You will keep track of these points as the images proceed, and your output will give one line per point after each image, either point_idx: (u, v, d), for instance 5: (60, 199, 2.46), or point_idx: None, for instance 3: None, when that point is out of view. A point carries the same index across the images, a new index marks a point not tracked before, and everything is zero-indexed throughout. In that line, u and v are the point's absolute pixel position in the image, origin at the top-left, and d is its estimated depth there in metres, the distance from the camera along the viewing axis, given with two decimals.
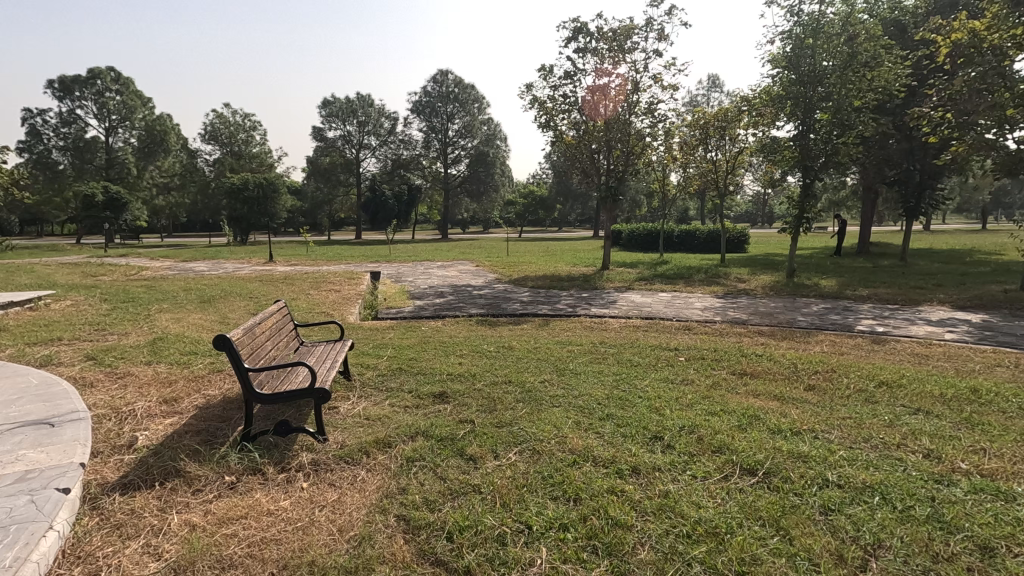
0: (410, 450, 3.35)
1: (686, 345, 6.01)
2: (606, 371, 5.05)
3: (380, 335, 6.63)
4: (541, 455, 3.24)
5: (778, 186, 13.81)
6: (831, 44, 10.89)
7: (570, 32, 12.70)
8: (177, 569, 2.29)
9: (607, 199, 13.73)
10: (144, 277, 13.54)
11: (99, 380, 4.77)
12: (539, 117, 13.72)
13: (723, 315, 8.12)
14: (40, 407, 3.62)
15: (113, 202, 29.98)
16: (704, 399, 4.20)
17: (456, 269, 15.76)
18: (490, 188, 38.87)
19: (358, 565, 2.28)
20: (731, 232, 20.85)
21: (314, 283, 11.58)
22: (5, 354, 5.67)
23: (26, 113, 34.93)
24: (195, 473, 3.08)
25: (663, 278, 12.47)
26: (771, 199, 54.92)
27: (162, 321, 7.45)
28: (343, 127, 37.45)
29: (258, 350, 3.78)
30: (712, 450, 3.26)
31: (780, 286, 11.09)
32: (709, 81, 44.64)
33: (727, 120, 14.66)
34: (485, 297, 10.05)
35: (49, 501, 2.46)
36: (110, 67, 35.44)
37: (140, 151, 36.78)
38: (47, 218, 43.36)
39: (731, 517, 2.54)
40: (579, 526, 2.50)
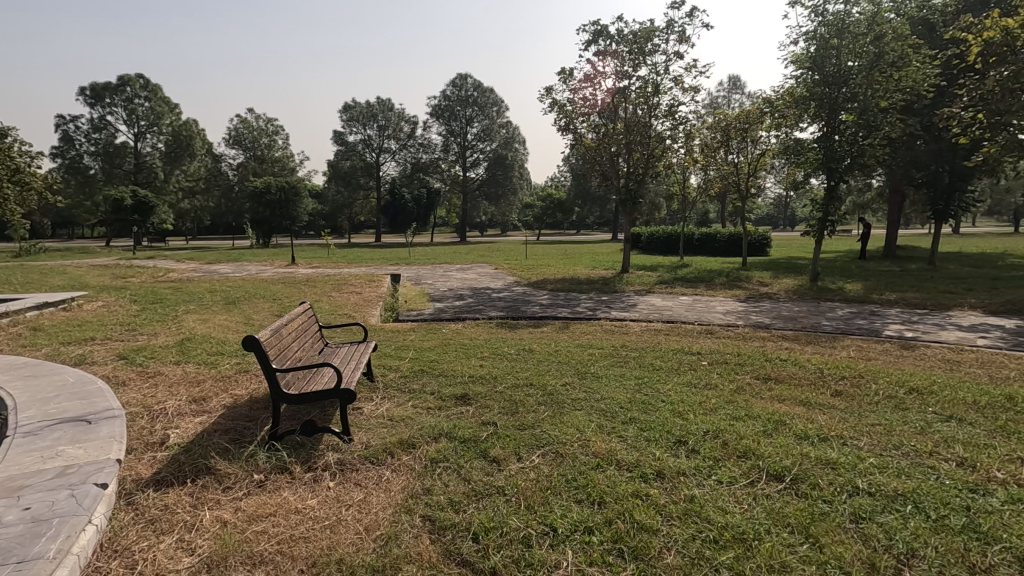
0: (433, 451, 3.37)
1: (709, 350, 5.94)
2: (628, 374, 5.02)
3: (402, 337, 6.71)
4: (564, 458, 3.24)
5: (801, 189, 13.58)
6: (856, 45, 10.74)
7: (590, 35, 12.69)
8: (210, 565, 2.34)
9: (627, 203, 13.66)
10: (171, 278, 13.89)
11: (131, 379, 4.91)
12: (558, 121, 13.75)
13: (745, 319, 8.02)
14: (77, 405, 3.73)
15: (141, 206, 30.76)
16: (729, 404, 4.15)
17: (475, 271, 15.86)
18: (508, 191, 38.90)
19: (386, 564, 2.30)
20: (753, 235, 20.60)
21: (336, 285, 11.72)
22: (42, 352, 5.87)
23: (60, 120, 36.10)
24: (226, 471, 3.15)
25: (683, 281, 12.39)
26: (794, 202, 54.11)
27: (189, 323, 7.60)
28: (363, 131, 37.97)
29: (285, 351, 3.84)
30: (737, 455, 3.23)
31: (804, 290, 10.93)
32: (728, 83, 44.31)
33: (749, 122, 14.47)
34: (505, 300, 10.10)
35: (87, 495, 2.53)
36: (139, 74, 36.46)
37: (167, 156, 37.68)
38: (77, 220, 44.64)
39: (759, 523, 2.51)
40: (604, 529, 2.50)
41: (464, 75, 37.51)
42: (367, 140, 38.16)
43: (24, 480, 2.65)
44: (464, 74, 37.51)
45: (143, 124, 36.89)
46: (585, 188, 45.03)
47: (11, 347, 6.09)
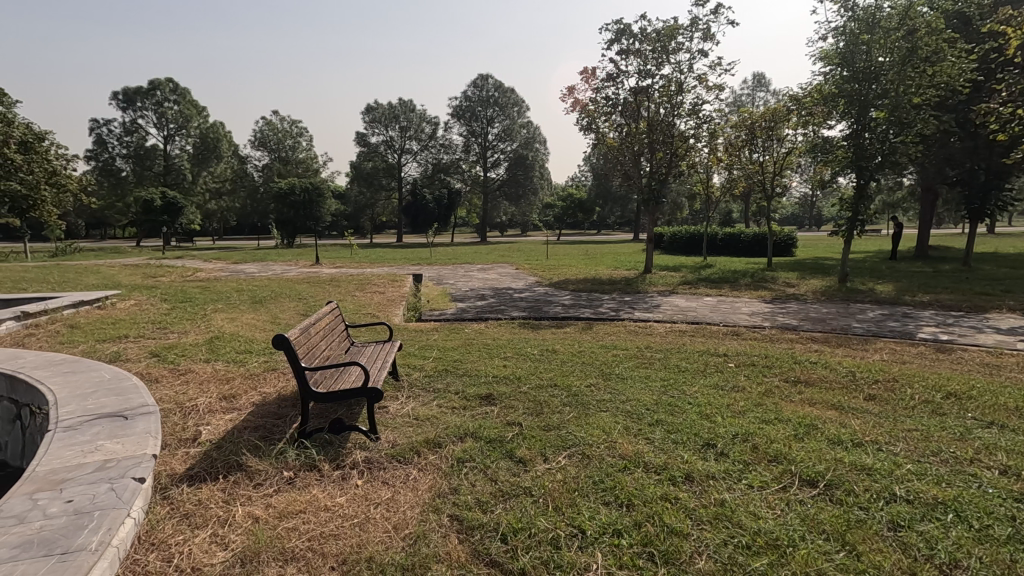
0: (460, 451, 3.38)
1: (735, 351, 5.86)
2: (653, 376, 4.96)
3: (425, 337, 6.75)
4: (591, 460, 3.22)
5: (830, 188, 13.32)
6: (888, 40, 10.45)
7: (612, 34, 12.60)
8: (244, 560, 2.38)
9: (650, 202, 13.54)
10: (200, 278, 14.23)
11: (164, 376, 5.04)
12: (581, 121, 13.72)
13: (771, 320, 7.88)
14: (113, 401, 3.83)
15: (170, 207, 31.57)
16: (757, 406, 4.09)
17: (496, 272, 15.91)
18: (529, 191, 38.84)
19: (415, 563, 2.32)
20: (779, 235, 20.24)
21: (360, 285, 11.83)
22: (79, 349, 6.06)
23: (94, 124, 37.24)
24: (256, 468, 3.21)
25: (708, 282, 12.26)
26: (821, 201, 53.02)
27: (218, 321, 7.76)
28: (385, 132, 38.39)
29: (312, 349, 3.89)
30: (768, 459, 3.17)
31: (832, 291, 10.69)
32: (752, 81, 43.77)
33: (775, 120, 14.18)
34: (527, 300, 10.09)
35: (126, 488, 2.60)
36: (169, 78, 37.39)
37: (195, 158, 38.53)
38: (109, 221, 45.98)
39: (793, 529, 2.46)
40: (634, 532, 2.47)
41: (484, 75, 37.54)
42: (389, 141, 38.60)
43: (67, 473, 2.74)
44: (485, 74, 37.53)
45: (172, 127, 37.81)
46: (606, 187, 44.72)
47: (50, 344, 6.30)
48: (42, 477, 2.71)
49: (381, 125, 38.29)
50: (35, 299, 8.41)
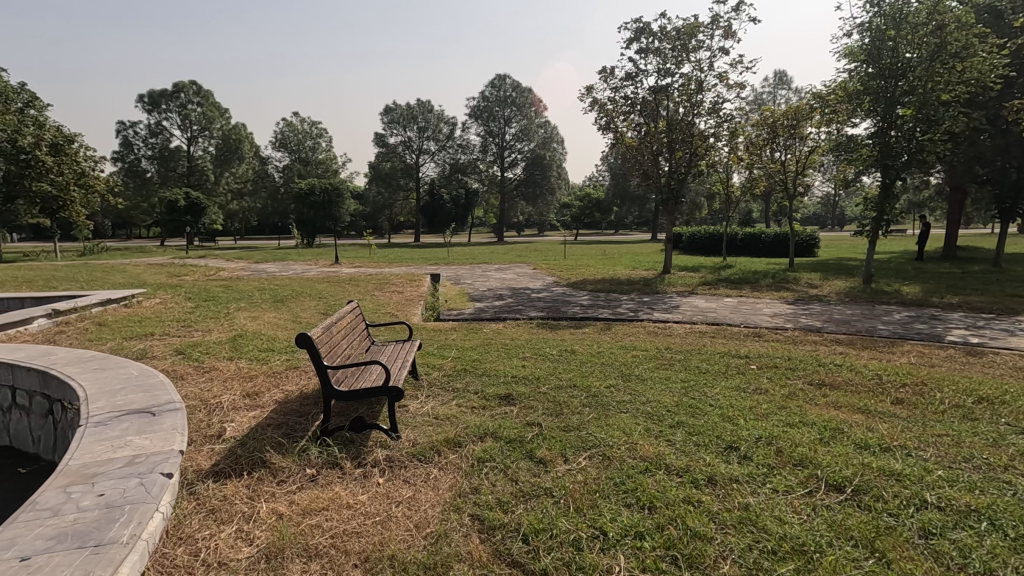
0: (480, 451, 3.38)
1: (758, 352, 5.79)
2: (673, 377, 4.92)
3: (444, 336, 6.79)
4: (612, 461, 3.20)
5: (854, 188, 13.06)
6: (916, 35, 10.20)
7: (631, 33, 12.52)
8: (269, 555, 2.41)
9: (668, 202, 13.43)
10: (222, 277, 14.48)
11: (189, 373, 5.14)
12: (599, 120, 13.66)
13: (794, 322, 7.75)
14: (141, 397, 3.91)
15: (193, 207, 32.20)
16: (781, 409, 4.02)
17: (514, 271, 15.93)
18: (546, 191, 38.72)
19: (437, 562, 2.33)
20: (801, 235, 19.95)
21: (378, 284, 11.91)
22: (108, 346, 6.22)
23: (121, 125, 38.11)
24: (279, 465, 3.25)
25: (728, 283, 12.12)
26: (843, 200, 52.13)
27: (241, 320, 7.89)
28: (404, 133, 38.73)
29: (334, 348, 3.94)
30: (793, 463, 3.12)
31: (856, 292, 10.51)
32: (773, 79, 43.17)
33: (798, 118, 13.92)
34: (545, 300, 10.09)
35: (155, 483, 2.65)
36: (192, 81, 38.07)
37: (217, 159, 39.22)
38: (134, 221, 47.04)
39: (820, 535, 2.42)
40: (656, 535, 2.45)
41: (502, 75, 37.48)
42: (408, 142, 38.89)
43: (98, 467, 2.80)
44: (503, 74, 37.47)
45: (195, 128, 38.51)
46: (624, 186, 44.42)
47: (80, 341, 6.46)
48: (75, 470, 2.78)
49: (400, 125, 38.59)
50: (64, 296, 8.65)
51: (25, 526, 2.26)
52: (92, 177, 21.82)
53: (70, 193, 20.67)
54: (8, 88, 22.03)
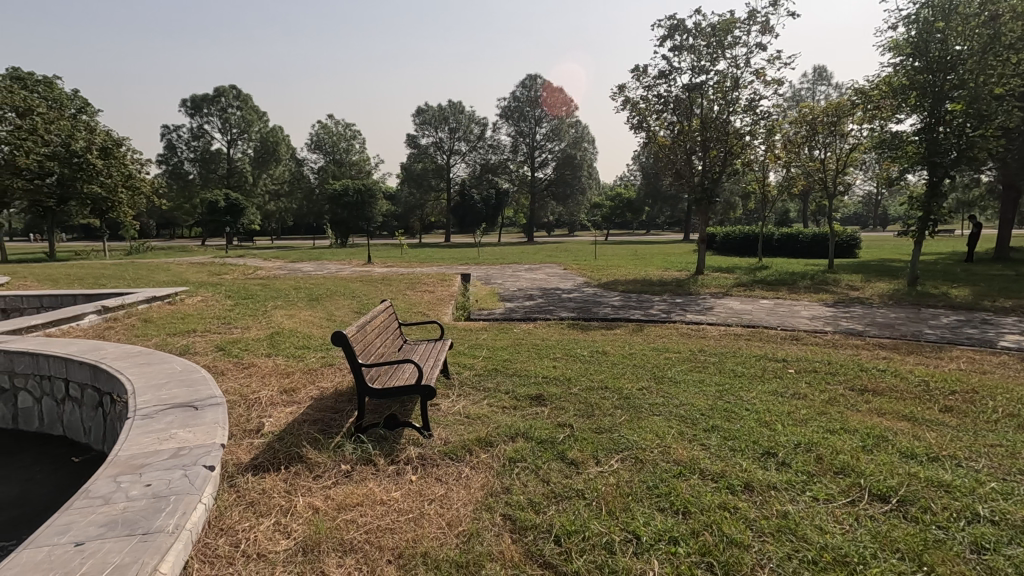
0: (512, 450, 3.39)
1: (796, 356, 5.63)
2: (707, 380, 4.82)
3: (475, 336, 6.82)
4: (644, 464, 3.16)
5: (898, 186, 12.57)
6: (967, 27, 9.79)
7: (665, 31, 12.35)
8: (306, 548, 2.47)
9: (702, 202, 13.16)
10: (259, 276, 14.89)
11: (229, 369, 5.31)
12: (631, 119, 13.53)
13: (834, 325, 7.51)
14: (185, 391, 4.05)
15: (233, 207, 33.23)
16: (821, 415, 3.90)
17: (544, 272, 15.92)
18: (577, 191, 38.51)
19: (470, 560, 2.34)
20: (841, 236, 19.34)
21: (409, 284, 12.06)
22: (153, 342, 6.46)
23: (166, 130, 39.61)
24: (316, 460, 3.32)
25: (763, 284, 11.83)
26: (886, 199, 50.29)
27: (278, 317, 8.10)
28: (436, 135, 39.15)
29: (368, 346, 4.01)
30: (834, 471, 3.02)
31: (900, 295, 10.13)
32: (813, 74, 41.95)
33: (839, 115, 13.47)
34: (575, 301, 10.05)
35: (198, 475, 2.74)
36: (232, 85, 39.21)
37: (255, 161, 40.33)
38: (177, 222, 48.79)
39: (863, 546, 2.34)
40: (691, 541, 2.41)
41: (534, 75, 37.40)
42: (439, 143, 39.27)
43: (144, 459, 2.91)
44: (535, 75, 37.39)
45: (235, 131, 39.67)
46: (656, 186, 43.85)
47: (127, 336, 6.74)
48: (124, 461, 2.90)
49: (432, 126, 39.02)
50: (113, 293, 9.03)
51: (79, 513, 2.37)
52: (138, 179, 22.94)
53: (119, 194, 21.69)
54: (63, 95, 23.29)
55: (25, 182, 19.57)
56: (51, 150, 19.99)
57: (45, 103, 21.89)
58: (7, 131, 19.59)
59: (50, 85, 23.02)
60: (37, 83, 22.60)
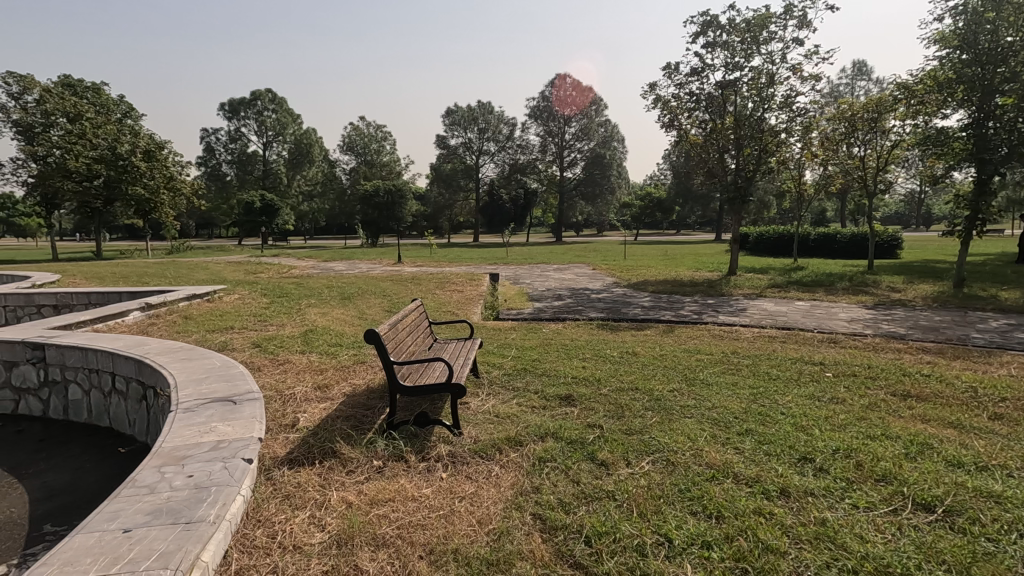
0: (541, 450, 3.39)
1: (833, 360, 5.47)
2: (741, 384, 4.72)
3: (504, 335, 6.83)
4: (676, 467, 3.12)
5: (943, 184, 12.09)
6: (1019, 17, 9.39)
7: (698, 27, 12.15)
8: (340, 541, 2.52)
9: (735, 201, 12.85)
10: (294, 275, 15.23)
11: (266, 365, 5.45)
12: (662, 117, 13.36)
13: (874, 328, 7.26)
14: (224, 386, 4.18)
15: (268, 208, 34.10)
16: (861, 421, 3.78)
17: (573, 271, 15.85)
18: (606, 191, 38.21)
19: (500, 558, 2.35)
20: (881, 236, 18.71)
21: (438, 283, 12.15)
22: (193, 338, 6.68)
23: (206, 133, 40.89)
24: (349, 455, 3.38)
25: (799, 285, 11.51)
26: (929, 197, 48.40)
27: (311, 315, 8.28)
28: (465, 135, 39.41)
29: (400, 344, 4.06)
30: (875, 478, 2.92)
31: (945, 297, 9.73)
32: (852, 69, 40.64)
33: (880, 111, 13.02)
34: (605, 301, 9.96)
35: (237, 468, 2.82)
36: (268, 89, 40.21)
37: (290, 163, 41.29)
38: (215, 222, 50.33)
39: (907, 557, 2.26)
40: (725, 546, 2.37)
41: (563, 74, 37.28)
42: (468, 143, 39.52)
43: (187, 450, 3.02)
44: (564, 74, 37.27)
45: (271, 134, 40.67)
46: (687, 185, 43.14)
47: (169, 333, 6.99)
48: (168, 452, 3.00)
49: (461, 127, 39.30)
50: (156, 291, 9.34)
51: (126, 501, 2.46)
52: (179, 181, 23.62)
53: (161, 195, 22.53)
54: (109, 101, 24.29)
55: (75, 184, 20.41)
56: (98, 154, 20.81)
57: (94, 108, 22.92)
58: (60, 135, 20.80)
59: (97, 91, 24.05)
60: (86, 89, 23.62)
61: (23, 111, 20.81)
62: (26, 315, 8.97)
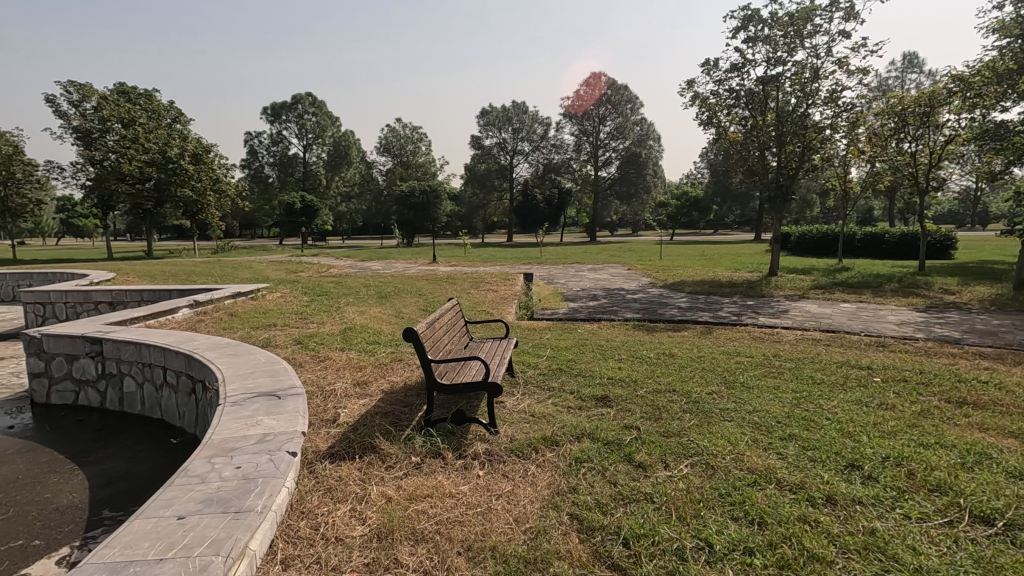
0: (578, 450, 3.38)
1: (882, 364, 5.27)
2: (783, 387, 4.59)
3: (538, 335, 6.84)
4: (715, 471, 3.06)
5: (1002, 180, 11.48)
6: None
7: (739, 21, 11.87)
8: (380, 535, 2.57)
9: (776, 200, 12.35)
10: (333, 273, 15.60)
11: (307, 361, 5.61)
12: (700, 115, 13.11)
13: (926, 331, 6.95)
14: (268, 381, 4.33)
15: (308, 208, 35.00)
16: (913, 428, 3.62)
17: (608, 272, 15.71)
18: (641, 190, 37.71)
19: (537, 556, 2.35)
20: (933, 236, 17.91)
21: (473, 283, 12.24)
22: (239, 334, 6.93)
23: (249, 136, 42.19)
24: (388, 451, 3.44)
25: (844, 287, 11.11)
26: (985, 195, 45.95)
27: (350, 313, 8.47)
28: (499, 135, 39.58)
29: (437, 343, 4.12)
30: (928, 488, 2.81)
31: (1004, 300, 9.25)
32: (902, 62, 38.91)
33: (933, 104, 12.44)
34: (641, 302, 9.84)
35: (282, 460, 2.91)
36: (309, 93, 41.24)
37: (329, 165, 42.27)
38: (258, 222, 51.96)
39: (964, 571, 2.16)
40: (768, 552, 2.32)
41: (597, 73, 37.06)
42: (502, 143, 39.70)
43: (234, 442, 3.14)
44: (598, 73, 37.04)
45: (311, 136, 41.68)
46: (725, 184, 42.21)
47: (216, 329, 7.26)
48: (217, 444, 3.13)
49: (496, 127, 39.50)
50: (204, 289, 9.70)
51: (179, 489, 2.58)
52: (224, 183, 24.49)
53: (207, 197, 23.42)
54: (161, 107, 25.40)
55: (129, 187, 21.42)
56: (150, 157, 21.74)
57: (146, 114, 23.97)
58: (116, 140, 21.84)
59: (149, 97, 25.10)
60: (140, 96, 24.77)
61: (81, 118, 22.00)
62: (85, 311, 9.46)
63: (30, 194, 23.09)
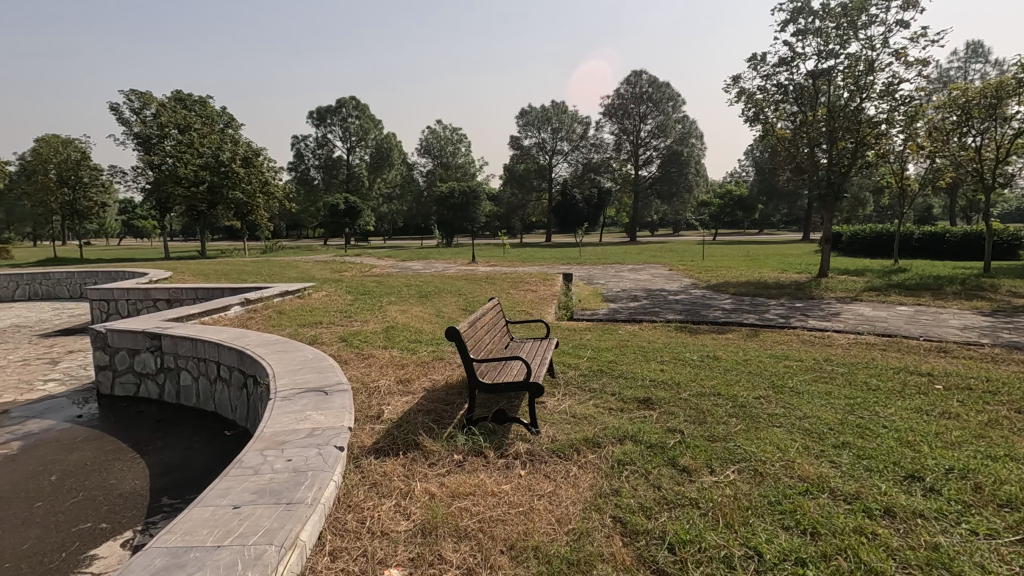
0: (620, 452, 3.35)
1: (943, 371, 4.99)
2: (835, 393, 4.41)
3: (579, 335, 6.80)
4: (764, 478, 2.97)
5: None
6: None
7: (788, 14, 11.49)
8: (423, 531, 2.61)
9: (827, 197, 11.92)
10: (374, 273, 15.95)
11: (352, 358, 5.74)
12: (746, 111, 12.75)
13: (992, 337, 6.53)
14: (316, 377, 4.46)
15: (351, 209, 35.88)
16: (980, 439, 3.42)
17: (649, 272, 15.47)
18: (683, 189, 36.92)
19: (580, 558, 2.34)
20: (999, 236, 16.88)
21: (512, 283, 12.27)
22: (286, 331, 7.17)
23: (296, 140, 43.56)
24: (431, 448, 3.49)
25: (901, 289, 10.57)
26: None
27: (392, 312, 8.63)
28: (538, 135, 39.56)
29: (478, 343, 4.15)
30: (997, 503, 2.64)
31: None
32: (965, 52, 36.78)
33: (999, 96, 11.74)
34: (684, 303, 9.64)
35: (330, 455, 2.99)
36: (353, 97, 42.23)
37: (371, 167, 43.18)
38: (303, 223, 53.53)
39: None
40: (821, 563, 2.23)
41: (637, 71, 36.59)
42: (542, 143, 39.65)
43: (285, 436, 3.24)
44: (638, 71, 36.56)
45: (354, 139, 42.65)
46: (771, 183, 40.86)
47: (265, 326, 7.53)
48: (269, 437, 3.24)
49: (535, 127, 39.50)
50: (254, 287, 10.07)
51: (234, 480, 2.68)
52: (272, 185, 25.34)
53: (256, 199, 24.30)
54: (214, 113, 26.55)
55: (184, 189, 22.46)
56: (204, 161, 22.74)
57: (201, 120, 25.11)
58: (173, 145, 22.92)
59: (204, 103, 26.28)
60: (195, 102, 25.99)
61: (142, 124, 23.20)
62: (144, 308, 9.97)
63: (96, 197, 24.53)
